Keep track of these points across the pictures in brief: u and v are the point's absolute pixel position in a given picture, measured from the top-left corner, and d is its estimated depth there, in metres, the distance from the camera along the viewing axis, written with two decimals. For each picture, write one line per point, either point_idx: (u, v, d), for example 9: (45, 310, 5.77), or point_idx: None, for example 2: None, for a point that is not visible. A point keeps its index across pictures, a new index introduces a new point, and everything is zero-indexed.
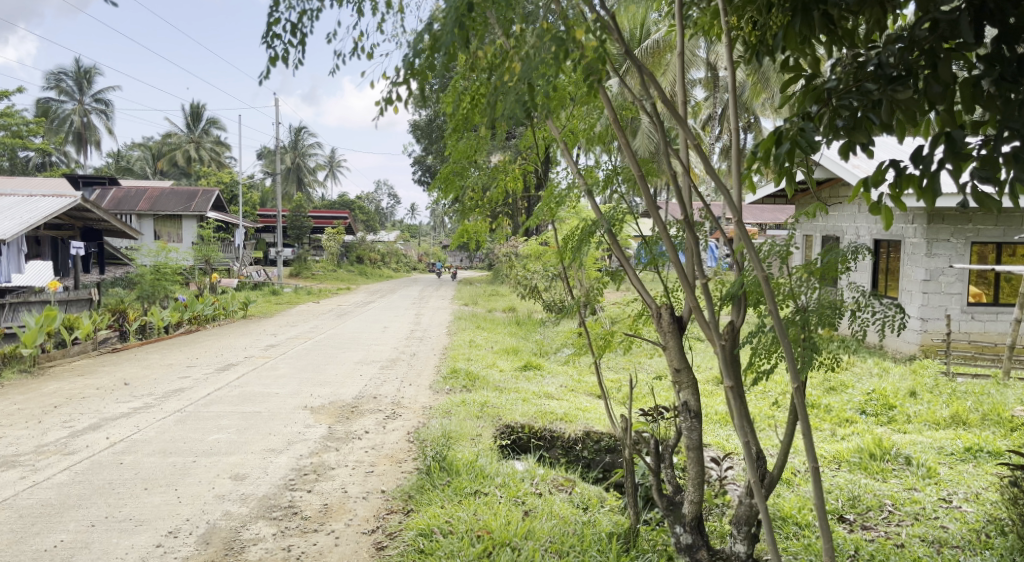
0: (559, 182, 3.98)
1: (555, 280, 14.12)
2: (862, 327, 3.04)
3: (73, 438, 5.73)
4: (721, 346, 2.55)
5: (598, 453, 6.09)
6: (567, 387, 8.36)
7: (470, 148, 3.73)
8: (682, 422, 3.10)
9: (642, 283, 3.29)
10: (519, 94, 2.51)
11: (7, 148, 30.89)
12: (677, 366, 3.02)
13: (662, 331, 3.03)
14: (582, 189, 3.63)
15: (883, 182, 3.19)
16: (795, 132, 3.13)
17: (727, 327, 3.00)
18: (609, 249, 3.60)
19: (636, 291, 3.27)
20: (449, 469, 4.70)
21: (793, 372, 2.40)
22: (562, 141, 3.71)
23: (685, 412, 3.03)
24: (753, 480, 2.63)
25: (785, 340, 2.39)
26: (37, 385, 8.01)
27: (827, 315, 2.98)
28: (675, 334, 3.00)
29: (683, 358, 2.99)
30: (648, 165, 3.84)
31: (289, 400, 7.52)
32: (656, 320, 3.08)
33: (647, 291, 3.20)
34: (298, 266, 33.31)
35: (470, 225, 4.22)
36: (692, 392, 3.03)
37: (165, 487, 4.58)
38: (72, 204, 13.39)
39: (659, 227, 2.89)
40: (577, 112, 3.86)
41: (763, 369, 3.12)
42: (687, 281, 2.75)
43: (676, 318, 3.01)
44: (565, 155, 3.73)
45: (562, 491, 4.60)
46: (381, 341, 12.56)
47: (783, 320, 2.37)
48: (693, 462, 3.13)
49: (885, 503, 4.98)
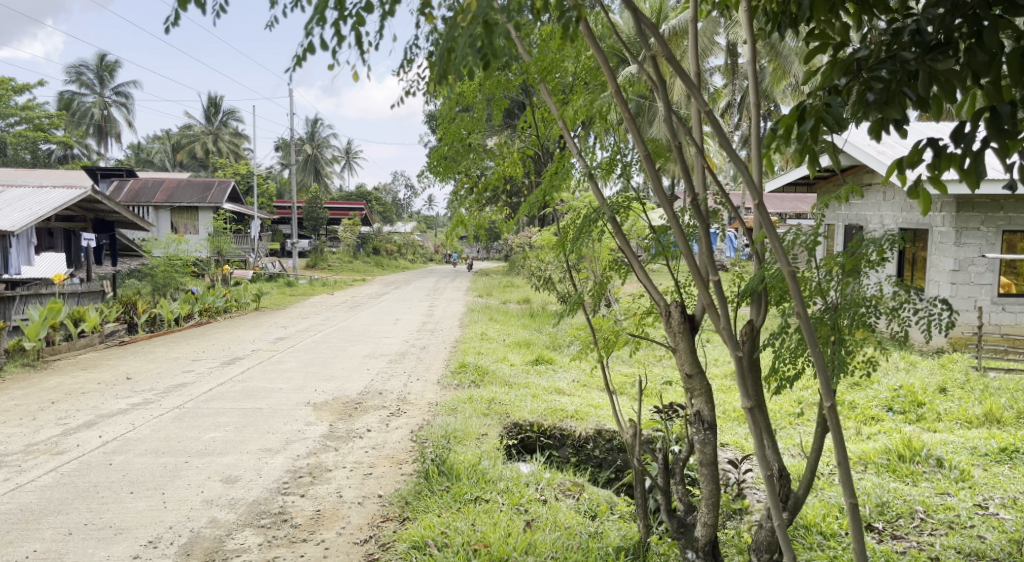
0: (559, 164, 3.58)
1: (568, 272, 13.84)
2: (902, 327, 2.71)
3: (64, 436, 5.55)
4: (740, 360, 2.25)
5: (610, 452, 5.81)
6: (579, 382, 8.11)
7: (465, 129, 3.56)
8: (694, 433, 2.80)
9: (649, 278, 2.97)
10: (473, 38, 2.11)
11: (28, 141, 31.10)
12: (688, 371, 2.72)
13: (672, 333, 2.72)
14: (585, 174, 3.28)
15: (919, 164, 2.86)
16: (819, 108, 2.83)
17: (746, 327, 2.67)
18: (615, 240, 3.27)
19: (643, 287, 2.95)
20: (449, 473, 4.43)
21: (826, 392, 2.10)
22: (565, 120, 3.36)
23: (698, 425, 2.73)
24: (773, 504, 2.34)
25: (819, 358, 2.08)
26: (38, 379, 7.86)
27: (861, 315, 2.66)
28: (686, 336, 2.69)
29: (696, 364, 2.69)
30: (659, 144, 3.50)
31: (292, 396, 7.31)
32: (665, 319, 2.76)
33: (655, 286, 2.88)
34: (313, 258, 33.21)
35: (466, 214, 3.92)
36: (706, 402, 2.72)
37: (152, 490, 4.37)
38: (82, 195, 13.28)
39: (667, 216, 2.57)
40: (575, 85, 3.48)
41: (787, 373, 2.81)
42: (697, 276, 2.43)
43: (687, 317, 2.70)
44: (567, 135, 3.37)
45: (569, 497, 4.33)
46: (391, 334, 12.35)
47: (814, 329, 2.07)
48: (707, 478, 2.81)
49: (916, 510, 4.66)
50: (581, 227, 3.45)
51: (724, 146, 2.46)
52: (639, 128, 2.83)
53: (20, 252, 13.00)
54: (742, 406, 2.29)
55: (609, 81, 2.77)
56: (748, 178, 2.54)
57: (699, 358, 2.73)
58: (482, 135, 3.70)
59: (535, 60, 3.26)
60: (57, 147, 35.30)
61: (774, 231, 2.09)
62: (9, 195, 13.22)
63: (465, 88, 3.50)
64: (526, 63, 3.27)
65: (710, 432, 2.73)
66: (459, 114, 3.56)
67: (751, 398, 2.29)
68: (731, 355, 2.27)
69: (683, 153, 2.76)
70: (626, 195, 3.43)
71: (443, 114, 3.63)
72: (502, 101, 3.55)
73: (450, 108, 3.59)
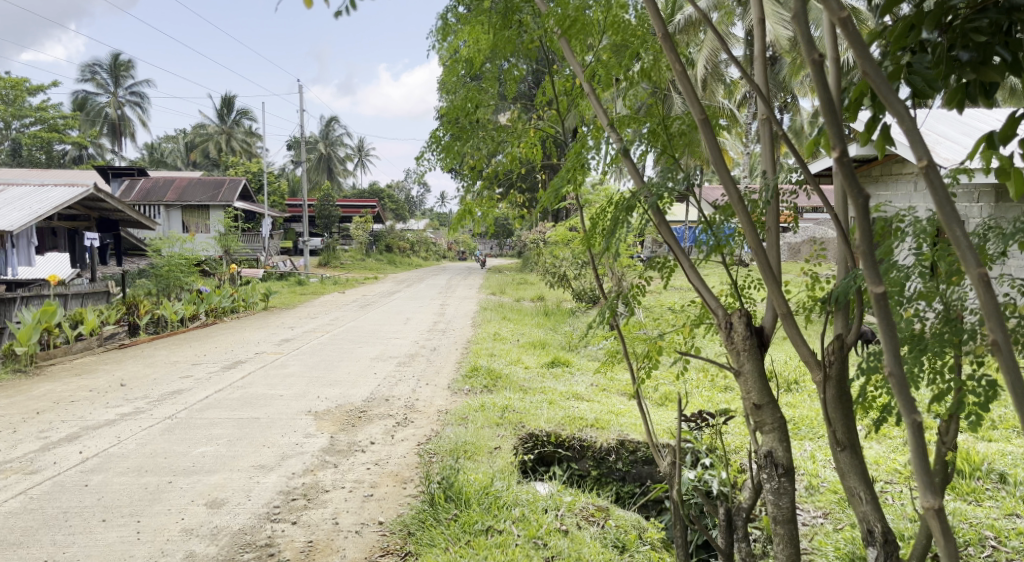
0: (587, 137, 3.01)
1: (585, 268, 13.34)
2: None
3: (42, 452, 5.12)
4: (919, 424, 1.51)
5: (634, 464, 5.31)
6: (598, 386, 7.61)
7: (469, 102, 3.11)
8: (765, 481, 2.26)
9: (702, 280, 2.42)
10: None
11: (42, 143, 30.89)
12: (756, 402, 2.21)
13: (734, 350, 2.20)
14: (617, 149, 2.68)
15: (1014, 138, 2.24)
16: (899, 69, 2.30)
17: (834, 345, 2.07)
18: (657, 231, 2.69)
19: (695, 290, 2.41)
20: (457, 499, 3.93)
21: None
22: (589, 82, 2.76)
23: (770, 469, 2.21)
24: None
25: None
26: (27, 387, 7.43)
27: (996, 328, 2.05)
28: (752, 354, 2.18)
29: (766, 393, 2.18)
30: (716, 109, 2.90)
31: (292, 404, 6.86)
32: (725, 334, 2.25)
33: (710, 288, 2.34)
34: (326, 256, 32.77)
35: (476, 205, 3.37)
36: (779, 441, 2.20)
37: (127, 517, 3.94)
38: (83, 194, 12.88)
39: (729, 193, 2.06)
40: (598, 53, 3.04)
41: (886, 404, 2.26)
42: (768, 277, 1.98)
43: (752, 330, 2.18)
44: (594, 97, 2.76)
45: (593, 525, 3.83)
46: (401, 335, 11.89)
47: (1015, 360, 1.34)
48: (783, 540, 2.26)
49: (986, 536, 4.10)
50: (610, 219, 2.75)
51: (863, 66, 1.56)
52: (695, 88, 2.32)
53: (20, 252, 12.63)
54: (922, 504, 1.59)
55: (658, 29, 2.31)
56: (909, 124, 1.50)
57: (769, 384, 2.22)
58: (492, 110, 3.26)
59: (555, 10, 2.82)
60: (70, 148, 35.10)
61: (948, 206, 1.34)
62: (11, 193, 12.87)
63: (475, 53, 3.08)
64: (543, 13, 2.84)
65: (787, 479, 2.21)
66: (465, 85, 3.15)
67: (936, 496, 1.58)
68: (905, 418, 1.53)
69: (820, 71, 1.75)
70: (672, 165, 2.67)
71: (448, 88, 3.22)
72: (515, 69, 3.14)
73: (456, 80, 3.19)
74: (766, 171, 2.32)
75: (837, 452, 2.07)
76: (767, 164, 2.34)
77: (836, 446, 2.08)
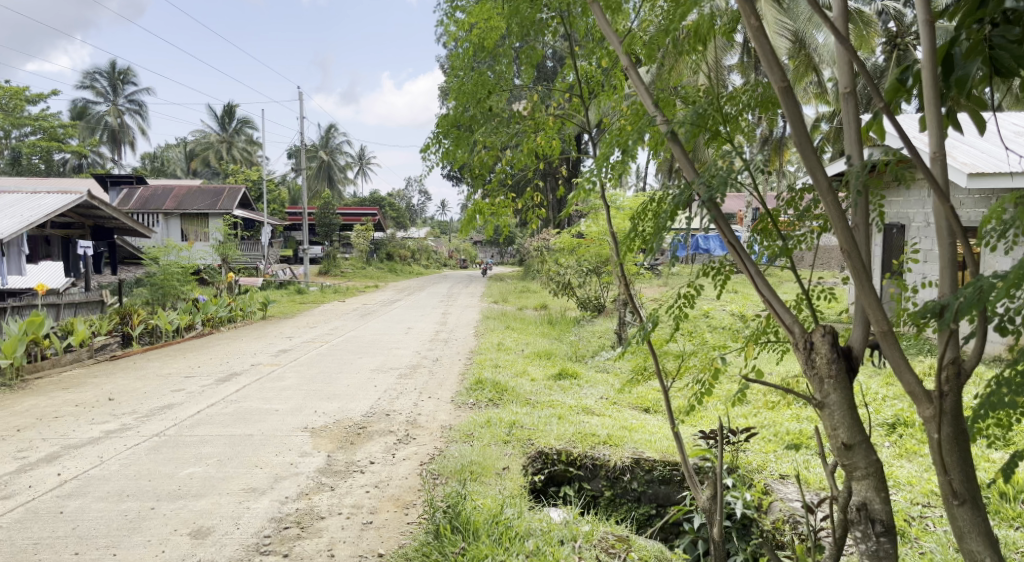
0: (626, 120, 2.63)
1: (590, 274, 13.01)
2: None
3: (18, 475, 4.78)
4: None
5: (649, 484, 4.93)
6: (608, 399, 7.25)
7: (483, 87, 2.81)
8: (858, 536, 2.01)
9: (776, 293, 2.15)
10: None
11: (41, 151, 30.65)
12: (847, 441, 1.96)
13: (820, 377, 1.96)
14: (663, 133, 2.31)
15: None
16: (979, 41, 2.02)
17: (948, 370, 1.79)
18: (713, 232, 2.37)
19: (767, 304, 2.14)
20: (464, 530, 3.56)
21: None
22: (624, 55, 2.41)
23: (866, 526, 1.96)
24: None
25: None
26: (10, 402, 7.07)
27: None
28: (840, 381, 1.94)
29: (857, 431, 1.93)
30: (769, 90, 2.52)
31: (288, 419, 6.51)
32: (808, 359, 2.00)
33: (786, 304, 2.09)
34: (326, 264, 32.32)
35: (488, 204, 3.02)
36: (875, 490, 1.96)
37: (102, 550, 3.61)
38: (76, 201, 12.55)
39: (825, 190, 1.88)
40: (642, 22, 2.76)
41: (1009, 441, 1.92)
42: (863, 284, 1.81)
43: (839, 354, 1.94)
44: (631, 68, 2.40)
45: (615, 558, 3.47)
46: (402, 345, 11.54)
47: None
48: None
49: None
50: (654, 216, 2.40)
51: None
52: (774, 64, 2.03)
53: (11, 261, 12.29)
54: None
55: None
56: None
57: (860, 421, 1.96)
58: (507, 98, 2.95)
59: None
60: (69, 157, 34.82)
61: None
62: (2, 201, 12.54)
63: (487, 33, 2.79)
64: None
65: (887, 538, 1.95)
66: (475, 69, 2.84)
67: None
68: None
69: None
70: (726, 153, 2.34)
71: (457, 72, 2.92)
72: (532, 50, 2.87)
73: (467, 62, 2.88)
74: (850, 159, 2.04)
75: (953, 505, 1.82)
76: (852, 149, 2.04)
77: (953, 498, 1.83)
